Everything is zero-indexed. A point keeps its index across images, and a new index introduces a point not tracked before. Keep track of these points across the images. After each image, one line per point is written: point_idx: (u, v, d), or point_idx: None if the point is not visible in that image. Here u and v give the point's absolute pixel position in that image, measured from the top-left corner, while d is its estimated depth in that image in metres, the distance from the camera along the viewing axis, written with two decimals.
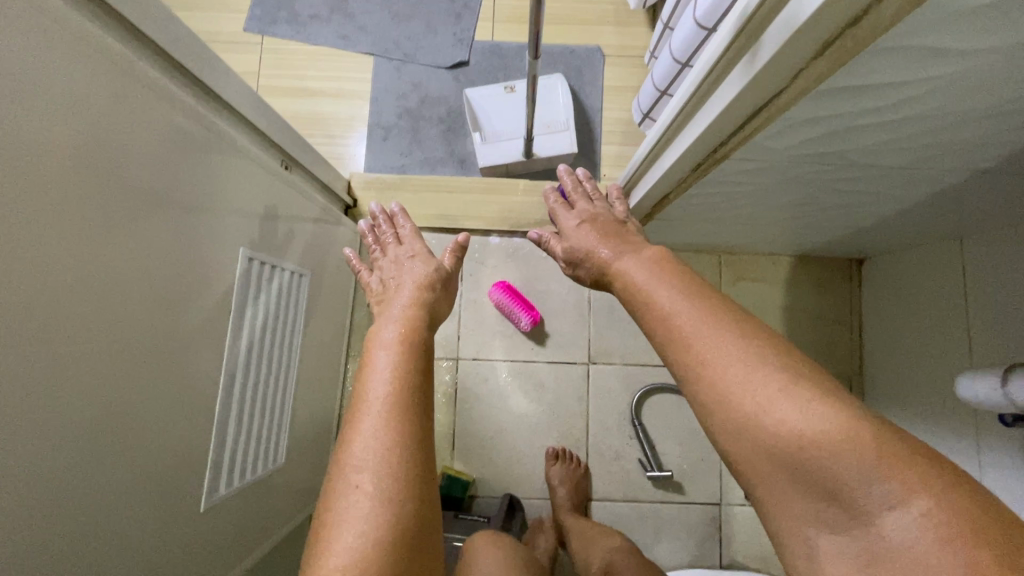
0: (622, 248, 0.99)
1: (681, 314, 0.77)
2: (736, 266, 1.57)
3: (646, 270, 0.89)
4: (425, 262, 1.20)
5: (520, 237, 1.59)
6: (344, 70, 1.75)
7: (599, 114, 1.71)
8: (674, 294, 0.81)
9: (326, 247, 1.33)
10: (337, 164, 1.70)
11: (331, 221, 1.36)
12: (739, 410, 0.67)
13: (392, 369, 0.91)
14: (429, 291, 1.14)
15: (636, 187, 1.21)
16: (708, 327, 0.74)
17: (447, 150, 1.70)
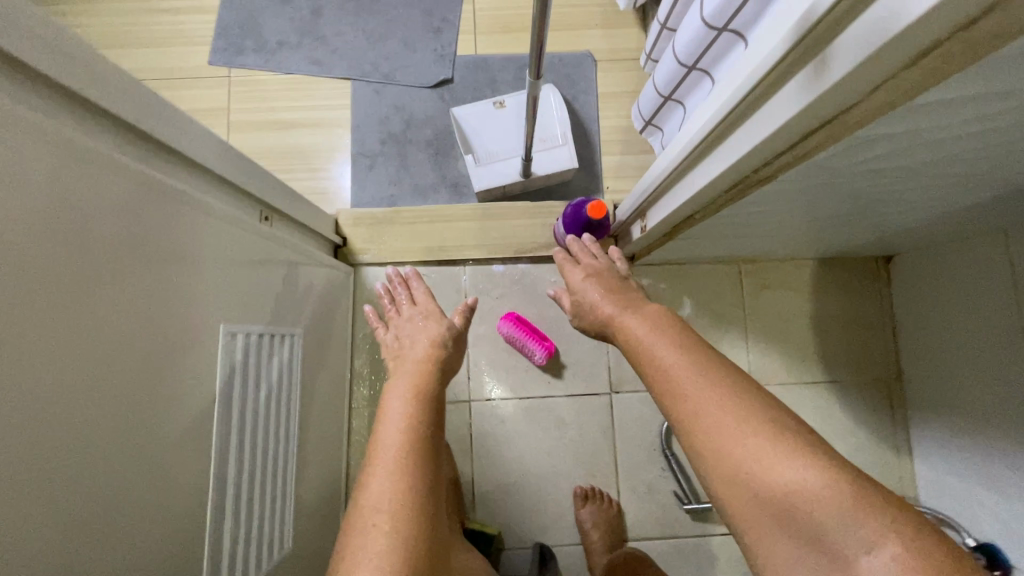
0: (621, 304, 0.97)
1: (677, 365, 0.78)
2: (758, 275, 1.47)
3: (645, 325, 0.88)
4: (437, 322, 1.20)
5: (525, 262, 1.48)
6: (320, 99, 1.64)
7: (596, 124, 1.61)
8: (671, 346, 0.82)
9: (319, 296, 1.21)
10: (320, 202, 1.58)
11: (323, 267, 1.24)
12: (729, 455, 0.69)
13: (400, 415, 0.98)
14: (441, 349, 1.15)
15: (656, 206, 1.10)
16: (703, 379, 0.75)
17: (439, 175, 1.59)
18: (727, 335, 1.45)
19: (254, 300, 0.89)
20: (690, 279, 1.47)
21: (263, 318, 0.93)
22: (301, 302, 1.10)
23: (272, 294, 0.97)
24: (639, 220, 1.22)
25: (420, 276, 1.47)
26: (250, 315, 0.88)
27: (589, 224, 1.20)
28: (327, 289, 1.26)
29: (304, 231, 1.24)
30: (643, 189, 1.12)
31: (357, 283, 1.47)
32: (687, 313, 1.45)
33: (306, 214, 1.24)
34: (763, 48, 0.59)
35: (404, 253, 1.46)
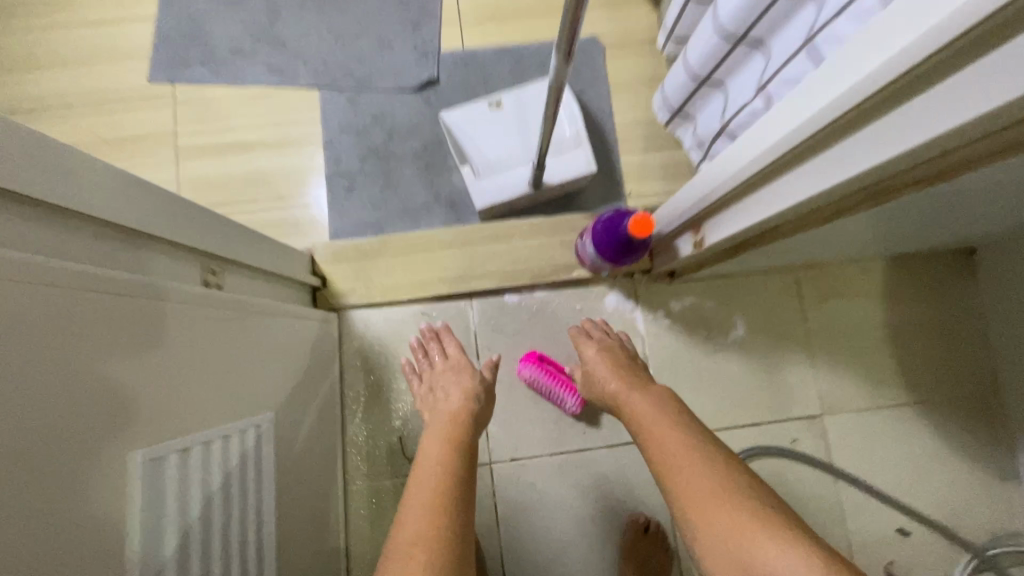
0: (627, 381, 0.97)
1: (674, 449, 0.82)
2: (820, 282, 1.24)
3: (650, 406, 0.90)
4: (466, 374, 1.04)
5: (543, 290, 1.23)
6: (284, 114, 1.39)
7: (611, 119, 1.37)
8: (671, 427, 0.85)
9: (300, 357, 0.96)
10: (292, 235, 1.33)
11: (301, 319, 0.99)
12: (727, 550, 0.70)
13: (432, 455, 0.87)
14: (474, 402, 0.99)
15: (727, 211, 0.87)
16: (695, 464, 0.79)
17: (431, 193, 1.34)
18: (791, 357, 1.22)
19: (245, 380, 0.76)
20: (742, 294, 1.23)
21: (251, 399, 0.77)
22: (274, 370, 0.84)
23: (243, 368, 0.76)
24: (690, 233, 0.98)
25: (419, 316, 1.22)
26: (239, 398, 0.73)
27: (629, 241, 0.95)
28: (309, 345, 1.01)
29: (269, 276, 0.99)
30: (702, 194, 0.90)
31: (342, 331, 1.20)
32: (739, 334, 1.22)
33: (269, 255, 0.99)
34: (883, 44, 0.48)
35: (398, 290, 1.20)
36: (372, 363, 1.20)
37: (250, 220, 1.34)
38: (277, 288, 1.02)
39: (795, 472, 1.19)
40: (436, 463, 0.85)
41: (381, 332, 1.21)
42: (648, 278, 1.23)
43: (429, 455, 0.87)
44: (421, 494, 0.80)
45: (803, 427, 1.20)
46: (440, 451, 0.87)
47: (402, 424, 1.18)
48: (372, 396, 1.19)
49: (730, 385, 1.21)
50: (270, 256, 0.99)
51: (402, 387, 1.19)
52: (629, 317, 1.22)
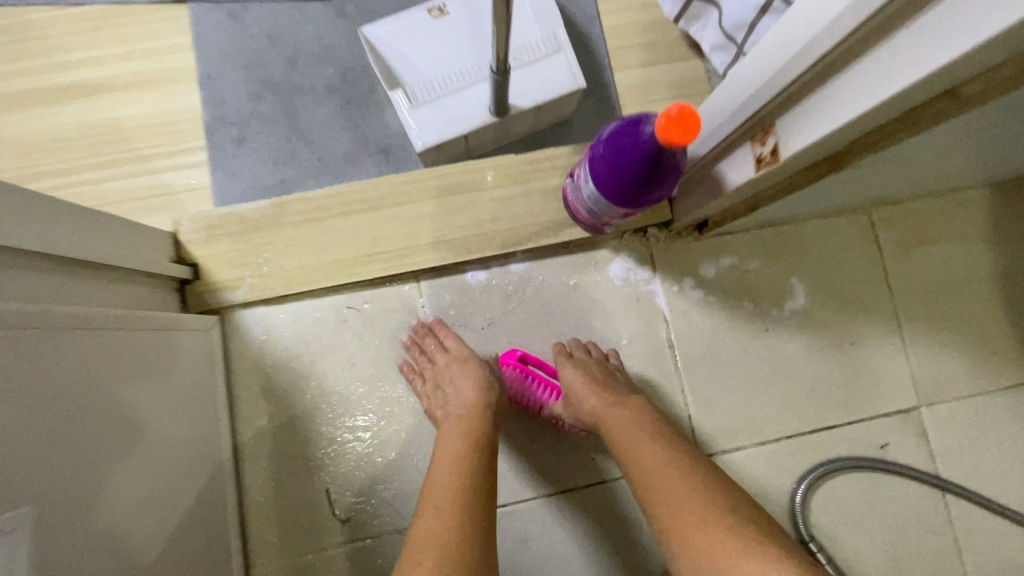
0: (601, 391, 0.72)
1: (652, 470, 0.61)
2: (902, 225, 0.89)
3: (625, 418, 0.68)
4: (473, 362, 0.76)
5: (521, 261, 0.86)
6: (135, 41, 0.96)
7: (598, 22, 1.00)
8: (647, 442, 0.64)
9: (135, 393, 0.59)
10: (160, 211, 0.93)
11: (136, 331, 0.63)
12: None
13: (453, 443, 0.65)
14: (491, 392, 0.72)
15: (828, 86, 0.47)
16: (680, 488, 0.58)
17: (356, 138, 0.96)
18: (870, 331, 0.88)
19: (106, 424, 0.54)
20: (797, 249, 0.88)
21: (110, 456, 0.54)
22: (85, 423, 0.51)
23: (76, 416, 0.50)
24: (748, 143, 0.59)
25: (343, 311, 0.83)
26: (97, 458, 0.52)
27: (658, 152, 0.54)
28: (156, 371, 0.64)
29: (76, 268, 0.61)
30: (790, 54, 0.49)
31: (229, 339, 0.82)
32: (799, 305, 0.87)
33: (69, 235, 0.60)
34: None
35: (307, 276, 0.81)
36: (279, 385, 0.82)
37: (97, 194, 0.93)
38: (96, 288, 0.64)
39: (889, 490, 0.86)
40: (458, 453, 0.64)
41: (288, 339, 0.83)
42: (668, 234, 0.87)
43: (450, 445, 0.65)
44: (441, 492, 0.59)
45: (894, 427, 0.87)
46: (463, 439, 0.66)
47: (329, 470, 0.81)
48: (283, 434, 0.82)
49: (791, 376, 0.87)
50: (71, 236, 0.60)
51: (326, 415, 0.82)
52: (644, 290, 0.87)
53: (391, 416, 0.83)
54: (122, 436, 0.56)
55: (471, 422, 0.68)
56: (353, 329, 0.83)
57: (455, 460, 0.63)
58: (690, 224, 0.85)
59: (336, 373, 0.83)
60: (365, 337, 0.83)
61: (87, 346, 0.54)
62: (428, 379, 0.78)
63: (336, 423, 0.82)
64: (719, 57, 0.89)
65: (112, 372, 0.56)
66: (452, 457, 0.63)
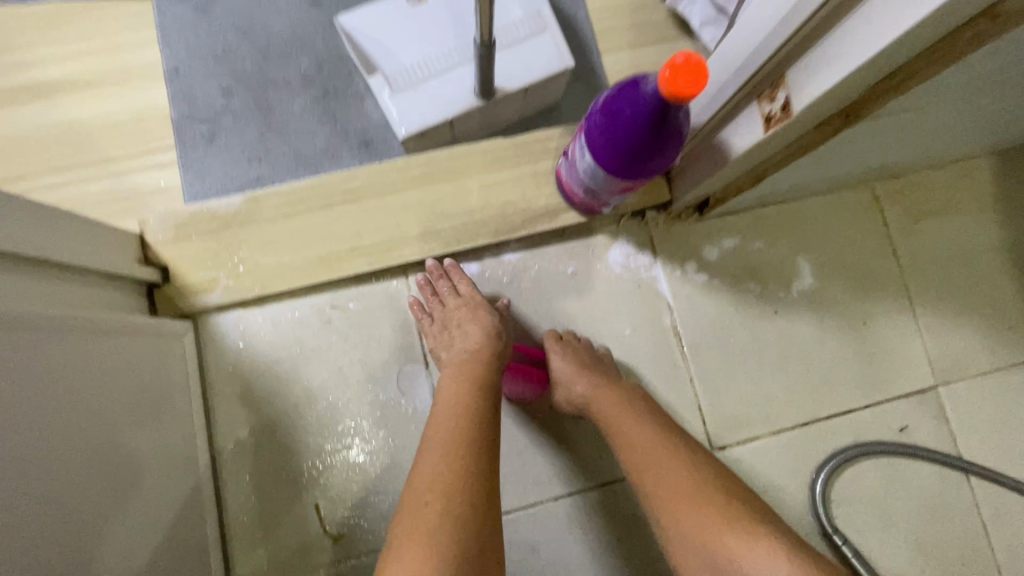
0: (590, 371, 0.70)
1: (645, 446, 0.61)
2: (906, 198, 0.86)
3: (616, 397, 0.67)
4: (484, 310, 0.72)
5: (514, 250, 0.81)
6: (97, 38, 0.91)
7: (583, 4, 0.96)
8: (638, 420, 0.63)
9: (90, 403, 0.54)
10: (127, 214, 0.87)
11: (97, 336, 0.57)
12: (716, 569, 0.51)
13: (455, 386, 0.63)
14: (498, 339, 0.70)
15: (839, 31, 0.43)
16: (672, 464, 0.58)
17: (335, 131, 0.91)
18: (881, 309, 0.84)
19: (55, 436, 0.48)
20: (802, 227, 0.84)
21: (60, 469, 0.48)
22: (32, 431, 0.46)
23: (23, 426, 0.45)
24: (753, 104, 0.56)
25: (326, 311, 0.78)
26: (39, 472, 0.46)
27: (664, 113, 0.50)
28: (119, 380, 0.59)
29: (31, 268, 0.56)
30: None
31: (204, 346, 0.76)
32: (806, 285, 0.84)
33: (24, 232, 0.55)
34: None
35: (286, 274, 0.75)
36: (260, 394, 0.76)
37: (58, 199, 0.87)
38: (51, 290, 0.58)
39: (912, 476, 0.81)
40: (462, 394, 0.62)
41: (268, 343, 0.77)
42: (667, 217, 0.83)
43: (452, 387, 0.64)
44: (444, 428, 0.59)
45: (913, 409, 0.83)
46: (466, 381, 0.64)
47: (317, 483, 0.75)
48: (266, 446, 0.75)
49: (803, 360, 0.83)
50: (24, 232, 0.55)
51: (311, 424, 0.76)
52: (645, 276, 0.82)
53: (382, 421, 0.77)
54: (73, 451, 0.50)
55: (476, 365, 0.66)
56: (338, 330, 0.78)
57: (458, 401, 0.61)
58: (690, 204, 0.81)
59: (321, 378, 0.77)
60: (351, 338, 0.78)
61: (39, 349, 0.49)
62: (437, 321, 0.74)
63: (322, 433, 0.76)
64: (710, 32, 0.87)
65: (64, 379, 0.51)
66: (455, 398, 0.62)
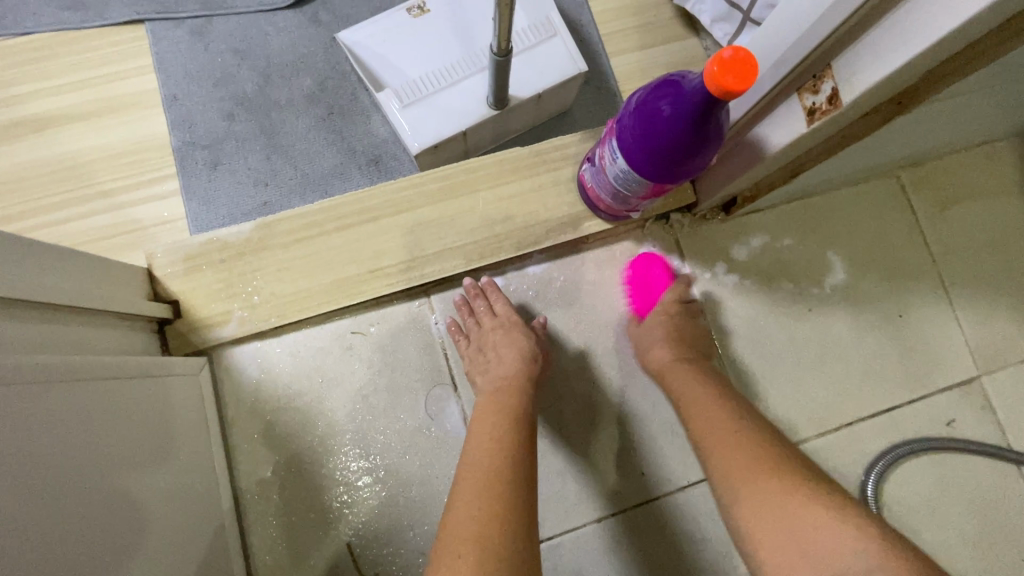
0: (675, 342, 0.71)
1: (717, 427, 0.59)
2: (932, 185, 0.84)
3: (692, 375, 0.67)
4: (519, 333, 0.69)
5: (538, 262, 0.78)
6: (89, 68, 0.88)
7: (587, 9, 0.95)
8: (709, 402, 0.62)
9: (102, 457, 0.50)
10: (130, 248, 0.84)
11: (104, 383, 0.53)
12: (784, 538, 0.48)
13: (491, 415, 0.60)
14: (532, 365, 0.67)
15: (897, 13, 0.41)
16: (745, 447, 0.56)
17: (342, 150, 0.88)
18: (917, 300, 0.82)
19: (65, 499, 0.44)
20: (830, 220, 0.82)
21: (74, 534, 0.44)
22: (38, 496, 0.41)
23: (26, 493, 0.40)
24: (792, 96, 0.53)
25: (348, 338, 0.74)
26: (47, 542, 0.41)
27: (716, 110, 0.47)
28: (132, 427, 0.55)
29: (32, 313, 0.52)
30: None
31: (220, 383, 0.72)
32: (839, 280, 0.81)
33: (22, 276, 0.51)
34: None
35: (303, 301, 0.72)
36: (283, 429, 0.72)
37: (58, 236, 0.83)
38: (58, 335, 0.54)
39: (964, 471, 0.78)
40: (497, 424, 0.58)
41: (288, 374, 0.73)
42: (692, 218, 0.80)
43: (487, 415, 0.60)
44: (484, 450, 0.55)
45: (958, 401, 0.80)
46: (499, 410, 0.60)
47: (349, 521, 0.71)
48: (292, 485, 0.71)
49: (842, 358, 0.80)
50: (22, 275, 0.51)
51: (339, 457, 0.72)
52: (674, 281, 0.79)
53: (412, 450, 0.73)
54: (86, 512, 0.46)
55: (509, 394, 0.62)
56: (361, 357, 0.74)
57: (492, 430, 0.57)
58: (716, 204, 0.78)
59: (346, 408, 0.73)
60: (375, 365, 0.74)
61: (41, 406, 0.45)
62: (473, 343, 0.71)
63: (351, 466, 0.72)
64: (721, 29, 0.84)
65: (74, 434, 0.47)
66: (489, 427, 0.58)
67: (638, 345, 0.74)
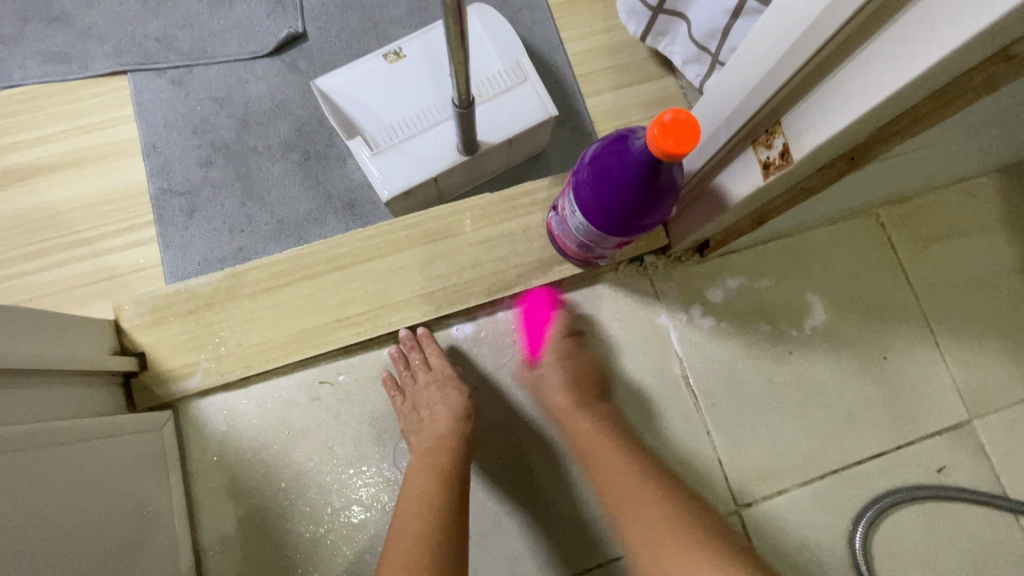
0: (573, 386, 0.72)
1: (622, 472, 0.64)
2: (914, 223, 0.83)
3: (591, 424, 0.69)
4: (454, 389, 0.70)
5: (509, 308, 0.77)
6: (72, 118, 0.90)
7: (562, 51, 0.96)
8: (610, 447, 0.66)
9: (39, 531, 0.48)
10: (106, 296, 0.84)
11: (48, 450, 0.52)
12: (647, 538, 0.58)
13: (421, 482, 0.62)
14: (467, 422, 0.69)
15: (843, 68, 0.40)
16: (619, 475, 0.63)
17: (318, 195, 0.89)
18: (902, 342, 0.79)
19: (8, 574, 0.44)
20: (808, 260, 0.81)
21: None
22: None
23: None
24: (748, 149, 0.53)
25: (316, 388, 0.73)
26: None
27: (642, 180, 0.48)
28: (77, 494, 0.53)
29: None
30: (791, 37, 0.42)
31: (186, 436, 0.71)
32: (819, 322, 0.79)
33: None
34: None
35: (269, 352, 0.71)
36: (248, 483, 0.71)
37: (34, 285, 0.84)
38: (6, 400, 0.53)
39: (959, 521, 0.75)
40: (426, 494, 0.61)
41: (254, 426, 0.72)
42: (667, 259, 0.79)
43: (417, 482, 0.62)
44: (410, 526, 0.58)
45: (949, 447, 0.77)
46: (431, 479, 0.62)
47: None
48: (255, 541, 0.70)
49: (825, 403, 0.77)
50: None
51: (306, 512, 0.71)
52: (651, 324, 0.78)
53: (380, 504, 0.71)
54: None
55: (441, 458, 0.64)
56: (329, 408, 0.73)
57: (420, 503, 0.60)
58: (689, 246, 0.77)
59: (313, 460, 0.72)
60: (343, 415, 0.73)
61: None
62: (409, 400, 0.71)
63: (317, 522, 0.71)
64: (694, 70, 0.84)
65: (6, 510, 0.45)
66: (418, 499, 0.60)
67: (537, 392, 0.74)
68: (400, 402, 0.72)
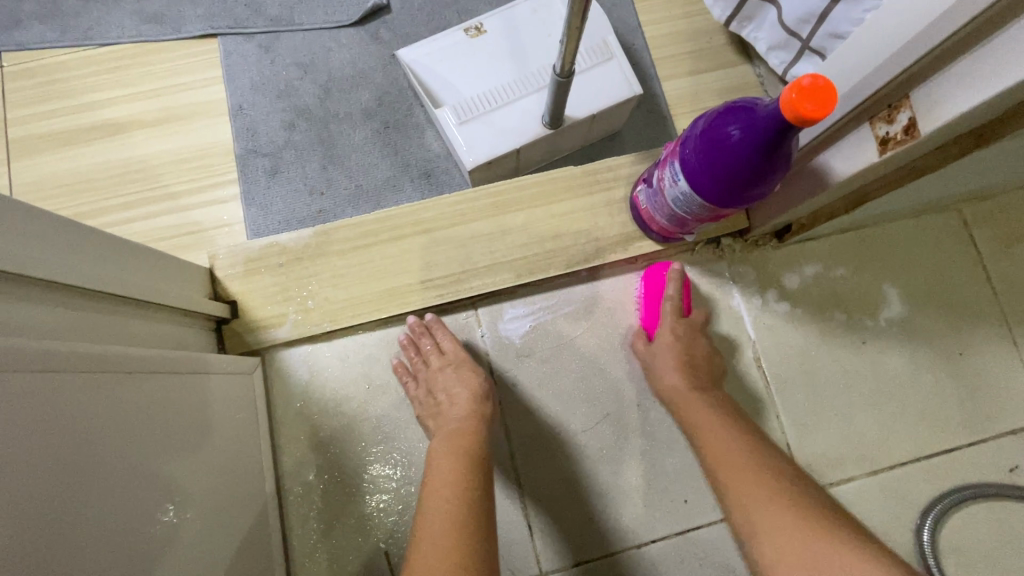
0: (688, 370, 0.70)
1: (729, 459, 0.61)
2: (998, 221, 0.81)
3: (708, 408, 0.67)
4: (469, 369, 0.71)
5: (581, 283, 0.78)
6: (164, 77, 0.93)
7: (640, 34, 0.96)
8: (727, 431, 0.64)
9: (135, 454, 0.48)
10: (191, 249, 0.87)
11: (142, 378, 0.52)
12: (759, 498, 0.57)
13: (447, 462, 0.62)
14: (485, 401, 0.69)
15: (998, 37, 0.39)
16: (737, 445, 0.62)
17: (396, 163, 0.91)
18: (978, 339, 0.79)
19: (124, 486, 0.46)
20: (886, 251, 0.80)
21: (133, 524, 0.46)
22: (69, 489, 0.40)
23: (94, 478, 0.43)
24: (865, 126, 0.53)
25: (397, 346, 0.76)
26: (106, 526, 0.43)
27: (759, 149, 0.49)
28: (167, 424, 0.53)
29: (84, 303, 0.52)
30: (947, 1, 0.42)
31: (270, 384, 0.74)
32: (894, 314, 0.79)
33: (78, 267, 0.51)
34: None
35: (356, 308, 0.74)
36: (328, 434, 0.73)
37: (125, 234, 0.87)
38: (111, 327, 0.54)
39: None
40: (457, 473, 0.60)
41: (335, 379, 0.74)
42: (745, 243, 0.79)
43: (443, 465, 0.62)
44: (442, 502, 0.57)
45: (1023, 447, 0.76)
46: (457, 457, 0.62)
47: (385, 528, 0.71)
48: (331, 489, 0.72)
49: (896, 395, 0.77)
50: (76, 264, 0.51)
51: (381, 465, 0.73)
52: (723, 305, 0.79)
53: None
54: (111, 513, 0.44)
55: (465, 438, 0.64)
56: None
57: (446, 480, 0.60)
58: (770, 230, 0.77)
59: (390, 415, 0.74)
60: None
61: (64, 399, 0.42)
62: (423, 386, 0.71)
63: (391, 476, 0.73)
64: (778, 56, 0.84)
65: (106, 430, 0.45)
66: (444, 477, 0.60)
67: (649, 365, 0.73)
68: (408, 390, 0.72)
